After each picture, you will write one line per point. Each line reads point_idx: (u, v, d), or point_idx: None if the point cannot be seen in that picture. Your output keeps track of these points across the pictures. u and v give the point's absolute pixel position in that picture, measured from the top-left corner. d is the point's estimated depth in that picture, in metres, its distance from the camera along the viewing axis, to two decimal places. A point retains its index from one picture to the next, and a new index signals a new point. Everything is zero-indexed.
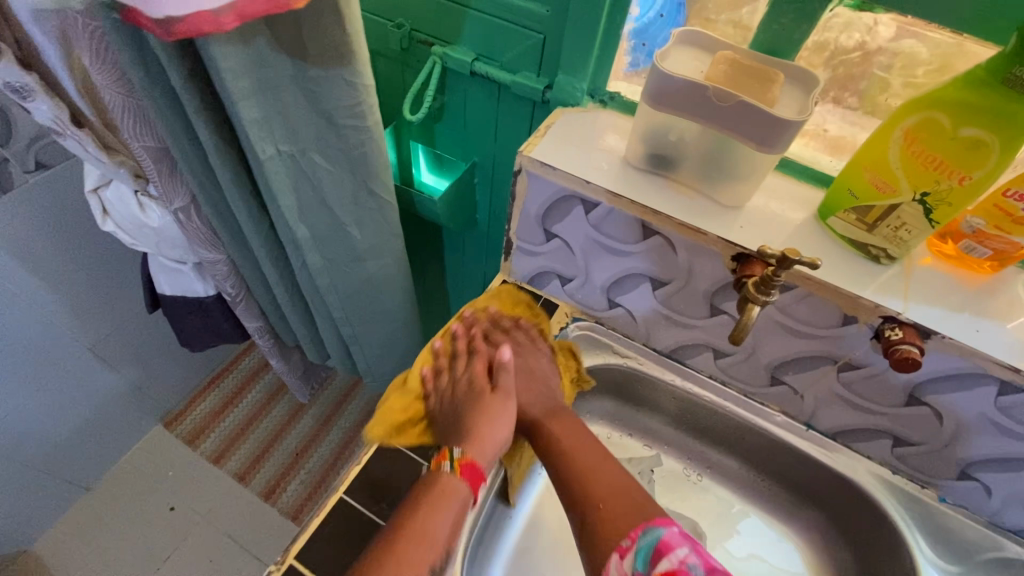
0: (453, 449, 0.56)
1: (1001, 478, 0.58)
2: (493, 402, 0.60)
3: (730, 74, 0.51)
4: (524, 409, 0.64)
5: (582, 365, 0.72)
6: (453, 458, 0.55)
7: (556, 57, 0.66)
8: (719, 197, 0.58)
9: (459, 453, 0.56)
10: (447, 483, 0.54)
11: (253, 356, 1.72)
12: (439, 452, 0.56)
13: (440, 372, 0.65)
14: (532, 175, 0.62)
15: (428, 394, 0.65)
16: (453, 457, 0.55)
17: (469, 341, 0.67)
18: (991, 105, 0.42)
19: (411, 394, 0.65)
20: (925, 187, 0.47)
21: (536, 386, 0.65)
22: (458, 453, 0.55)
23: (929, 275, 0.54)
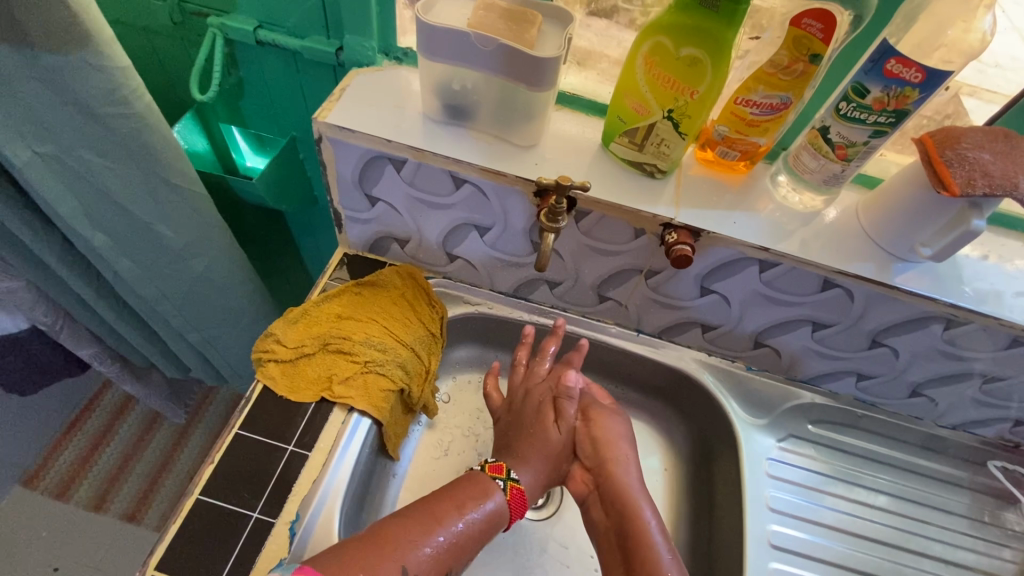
0: (511, 469, 0.62)
1: (782, 340, 0.71)
2: (353, 366, 0.66)
3: (490, 17, 0.53)
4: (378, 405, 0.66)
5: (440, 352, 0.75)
6: (508, 476, 0.61)
7: (338, 17, 0.64)
8: (516, 140, 0.62)
9: (513, 476, 0.62)
10: (494, 498, 0.59)
11: (117, 392, 1.46)
12: (499, 463, 0.62)
13: (315, 318, 0.69)
14: (333, 141, 0.61)
15: (295, 337, 0.67)
16: (508, 476, 0.61)
17: (349, 299, 0.72)
18: (698, 24, 0.48)
19: (282, 331, 0.68)
20: (669, 104, 0.53)
21: (398, 386, 0.68)
22: (514, 475, 0.61)
23: (696, 182, 0.63)
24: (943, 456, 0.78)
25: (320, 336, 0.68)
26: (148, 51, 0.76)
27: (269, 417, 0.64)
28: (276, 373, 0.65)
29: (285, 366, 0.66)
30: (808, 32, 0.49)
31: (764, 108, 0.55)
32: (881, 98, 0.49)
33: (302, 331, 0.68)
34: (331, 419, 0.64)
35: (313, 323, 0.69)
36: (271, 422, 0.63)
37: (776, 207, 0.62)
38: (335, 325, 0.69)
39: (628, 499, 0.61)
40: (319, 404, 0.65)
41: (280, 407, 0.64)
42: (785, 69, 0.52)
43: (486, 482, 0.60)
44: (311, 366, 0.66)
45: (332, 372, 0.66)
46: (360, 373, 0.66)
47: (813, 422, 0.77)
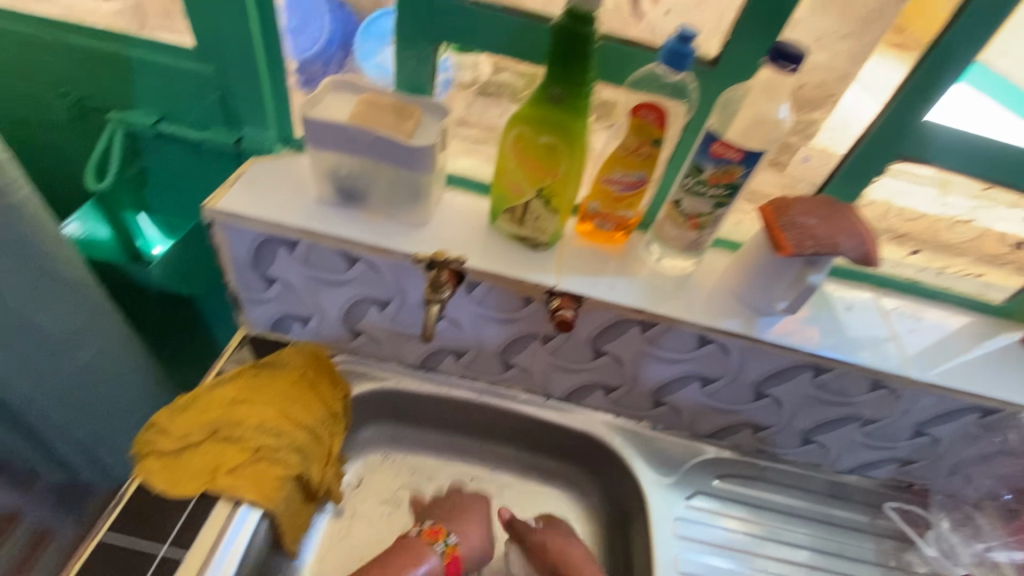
0: (448, 533, 0.68)
1: (677, 397, 0.74)
2: (244, 454, 0.63)
3: (368, 112, 0.58)
4: (272, 495, 0.62)
5: (346, 430, 0.73)
6: (447, 540, 0.67)
7: (236, 110, 0.68)
8: (406, 219, 0.65)
9: (450, 540, 0.67)
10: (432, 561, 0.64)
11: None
12: (437, 527, 0.68)
13: (207, 403, 0.66)
14: (224, 225, 0.63)
15: (184, 426, 0.64)
16: (446, 540, 0.67)
17: (245, 381, 0.70)
18: (549, 116, 0.55)
19: (170, 421, 0.65)
20: (538, 183, 0.59)
21: (293, 474, 0.65)
22: (451, 539, 0.67)
23: (578, 252, 0.68)
24: (849, 502, 0.80)
25: (209, 422, 0.64)
26: (49, 145, 0.76)
27: (143, 515, 0.59)
28: (157, 466, 0.62)
29: (169, 457, 0.63)
30: (646, 120, 0.56)
31: (625, 185, 0.61)
32: (715, 174, 0.56)
33: (189, 423, 0.64)
34: (214, 512, 0.60)
35: (203, 409, 0.66)
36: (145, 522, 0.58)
37: (651, 271, 0.68)
38: (226, 409, 0.66)
39: None
40: (202, 497, 0.61)
41: (156, 506, 0.60)
42: (634, 151, 0.59)
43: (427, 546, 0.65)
44: (196, 460, 0.62)
45: (219, 462, 0.62)
46: (251, 462, 0.63)
47: (721, 477, 0.79)
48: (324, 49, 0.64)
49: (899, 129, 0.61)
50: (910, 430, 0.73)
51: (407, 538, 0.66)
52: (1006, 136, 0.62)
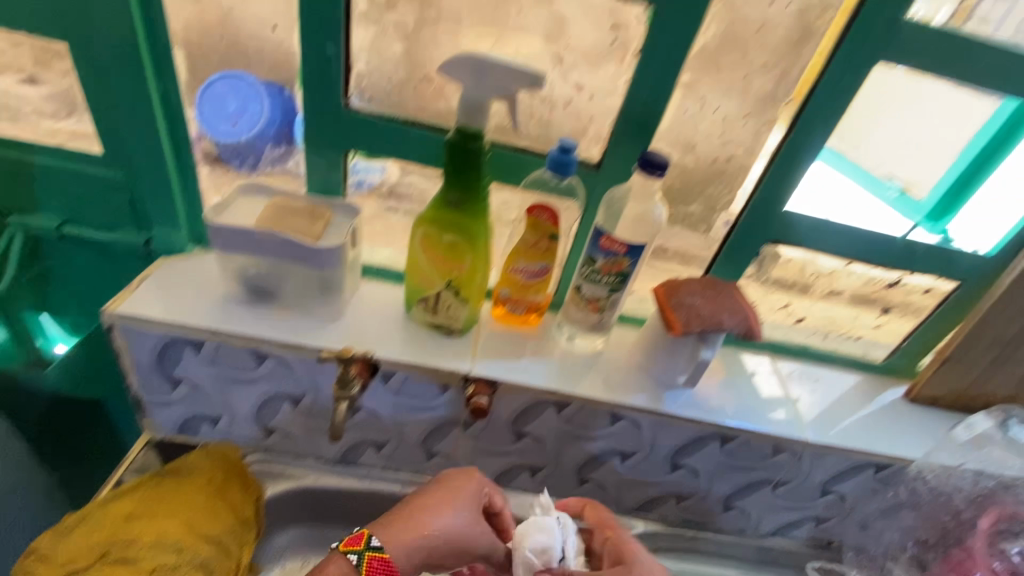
0: (370, 536, 0.56)
1: (600, 473, 0.75)
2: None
3: (276, 215, 0.60)
4: None
5: (259, 537, 0.69)
6: (365, 547, 0.55)
7: (145, 212, 0.68)
8: (318, 314, 0.66)
9: (372, 544, 0.55)
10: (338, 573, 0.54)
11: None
12: (358, 533, 0.56)
13: (98, 522, 0.61)
14: (124, 329, 0.61)
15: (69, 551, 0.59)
16: (366, 546, 0.55)
17: (144, 492, 0.65)
18: (451, 218, 0.58)
19: (52, 547, 0.59)
20: (446, 276, 0.62)
21: None
22: (373, 543, 0.55)
23: (493, 336, 0.70)
24: (777, 566, 0.83)
25: (99, 544, 0.59)
26: None
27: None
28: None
29: None
30: (541, 219, 0.61)
31: (530, 273, 0.66)
32: (606, 263, 0.61)
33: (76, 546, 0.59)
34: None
35: (92, 529, 0.61)
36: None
37: (563, 351, 0.71)
38: (120, 528, 0.61)
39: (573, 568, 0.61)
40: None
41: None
42: (534, 244, 0.63)
43: (343, 556, 0.55)
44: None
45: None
46: None
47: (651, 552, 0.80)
48: (269, 120, 0.62)
49: (765, 216, 0.68)
50: (818, 489, 0.77)
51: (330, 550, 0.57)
52: (855, 219, 0.70)
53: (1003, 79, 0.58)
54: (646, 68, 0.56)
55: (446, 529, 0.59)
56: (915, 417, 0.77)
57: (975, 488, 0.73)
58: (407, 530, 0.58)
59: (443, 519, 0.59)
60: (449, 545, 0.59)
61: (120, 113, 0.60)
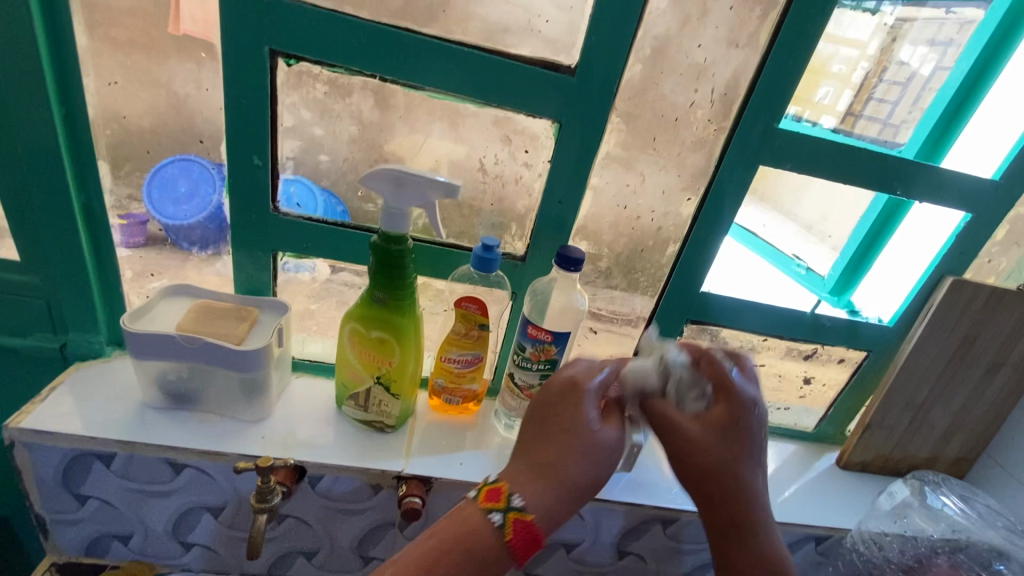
0: (512, 495, 0.49)
1: (547, 566, 0.72)
2: None
3: (199, 318, 0.59)
4: None
5: None
6: (507, 507, 0.49)
7: (62, 317, 0.66)
8: (243, 415, 0.63)
9: (514, 504, 0.49)
10: (488, 536, 0.48)
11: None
12: (497, 488, 0.50)
13: None
14: (25, 445, 0.57)
15: None
16: (508, 505, 0.49)
17: None
18: (378, 315, 0.59)
19: None
20: (375, 372, 0.62)
21: None
22: (516, 503, 0.49)
23: (428, 429, 0.69)
24: None
25: None
26: None
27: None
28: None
29: None
30: (469, 310, 0.63)
31: (462, 363, 0.66)
32: (535, 351, 0.63)
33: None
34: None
35: None
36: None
37: (501, 439, 0.70)
38: None
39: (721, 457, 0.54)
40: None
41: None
42: (464, 336, 0.64)
43: (488, 515, 0.49)
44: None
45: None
46: None
47: None
48: (212, 215, 0.63)
49: (683, 298, 0.72)
50: None
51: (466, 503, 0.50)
52: (767, 298, 0.76)
53: (869, 175, 0.66)
54: (559, 173, 0.61)
55: (597, 452, 0.51)
56: (846, 484, 0.80)
57: (903, 559, 0.71)
58: (546, 481, 0.50)
59: (589, 448, 0.51)
60: (596, 480, 0.52)
61: (40, 221, 0.60)
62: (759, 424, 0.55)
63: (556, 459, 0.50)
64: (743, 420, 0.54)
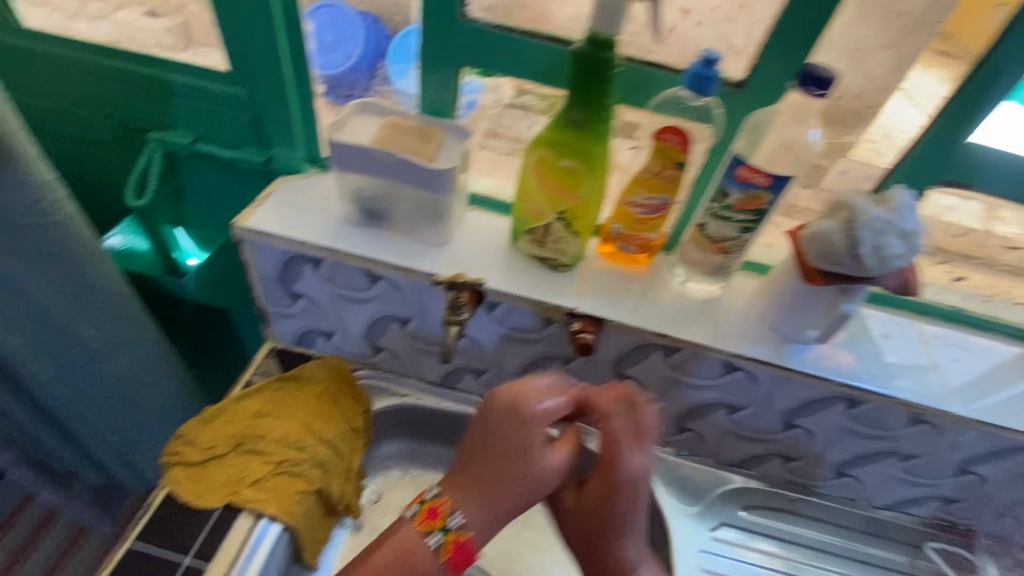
0: (450, 516, 0.57)
1: (702, 424, 0.72)
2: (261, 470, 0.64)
3: (391, 134, 0.59)
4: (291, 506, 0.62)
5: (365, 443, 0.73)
6: (445, 525, 0.57)
7: (266, 131, 0.70)
8: (427, 238, 0.65)
9: (451, 525, 0.57)
10: (423, 559, 0.56)
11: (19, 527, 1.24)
12: (437, 507, 0.57)
13: (233, 413, 0.68)
14: (252, 242, 0.64)
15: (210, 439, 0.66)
16: (446, 526, 0.57)
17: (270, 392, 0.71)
18: (571, 141, 0.54)
19: (201, 431, 0.67)
20: (558, 206, 0.58)
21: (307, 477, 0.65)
22: (453, 524, 0.57)
23: (600, 274, 0.67)
24: (882, 539, 0.77)
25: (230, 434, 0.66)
26: (91, 159, 0.81)
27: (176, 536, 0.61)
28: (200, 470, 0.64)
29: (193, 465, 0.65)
30: (668, 144, 0.55)
31: (647, 208, 0.60)
32: (742, 199, 0.55)
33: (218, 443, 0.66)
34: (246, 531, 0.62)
35: (227, 422, 0.67)
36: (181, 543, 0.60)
37: (675, 294, 0.66)
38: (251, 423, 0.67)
39: (613, 541, 0.58)
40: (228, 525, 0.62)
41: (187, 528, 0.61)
42: (656, 174, 0.58)
43: (549, 447, 0.57)
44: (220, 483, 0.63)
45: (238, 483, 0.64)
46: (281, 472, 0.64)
47: (748, 509, 0.75)
48: (355, 66, 0.63)
49: (942, 150, 0.57)
50: (953, 467, 0.68)
51: (405, 518, 0.58)
52: None
53: None
54: None
55: (535, 486, 0.56)
56: None
57: None
58: (480, 502, 0.56)
59: (531, 483, 0.56)
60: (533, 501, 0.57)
61: (245, 27, 0.60)
62: (639, 496, 0.57)
63: (507, 493, 0.56)
64: (617, 494, 0.57)
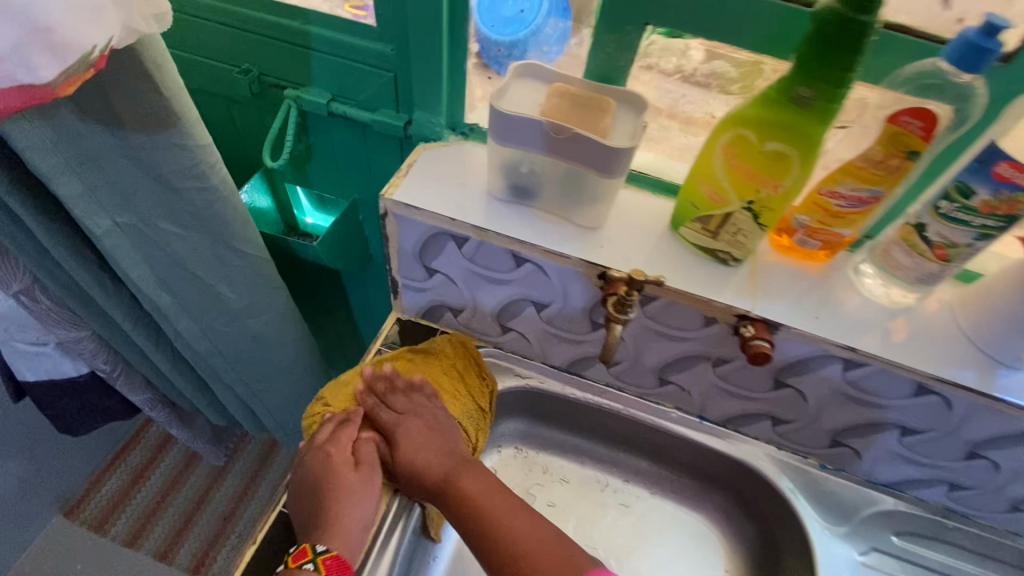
0: (317, 544, 0.54)
1: (862, 441, 0.65)
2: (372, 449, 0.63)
3: (562, 105, 0.52)
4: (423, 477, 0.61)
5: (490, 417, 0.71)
6: (317, 553, 0.53)
7: (409, 94, 0.65)
8: (582, 220, 0.60)
9: (319, 550, 0.54)
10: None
11: (145, 448, 1.38)
12: (301, 548, 0.54)
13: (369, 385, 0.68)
14: (397, 216, 0.61)
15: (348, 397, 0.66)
16: (314, 555, 0.53)
17: (406, 358, 0.70)
18: (786, 121, 0.45)
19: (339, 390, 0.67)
20: (749, 196, 0.51)
21: (432, 440, 0.63)
22: (322, 547, 0.54)
23: (772, 270, 0.59)
24: None
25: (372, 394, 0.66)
26: (224, 114, 0.79)
27: (306, 494, 0.60)
28: (330, 427, 0.63)
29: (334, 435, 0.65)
30: (906, 128, 0.46)
31: (851, 201, 0.52)
32: (989, 202, 0.46)
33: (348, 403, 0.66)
34: (369, 496, 0.60)
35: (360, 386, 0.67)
36: (316, 505, 0.58)
37: (861, 300, 0.58)
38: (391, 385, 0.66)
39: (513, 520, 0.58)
40: (354, 487, 0.59)
41: (317, 483, 0.59)
42: (878, 163, 0.49)
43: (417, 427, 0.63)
44: (346, 438, 0.62)
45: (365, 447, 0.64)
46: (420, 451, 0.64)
47: (899, 534, 0.69)
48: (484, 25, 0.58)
49: None
50: None
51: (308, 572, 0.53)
52: None
53: None
54: None
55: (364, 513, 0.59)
56: None
57: None
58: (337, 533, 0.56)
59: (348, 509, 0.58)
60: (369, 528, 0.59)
61: None
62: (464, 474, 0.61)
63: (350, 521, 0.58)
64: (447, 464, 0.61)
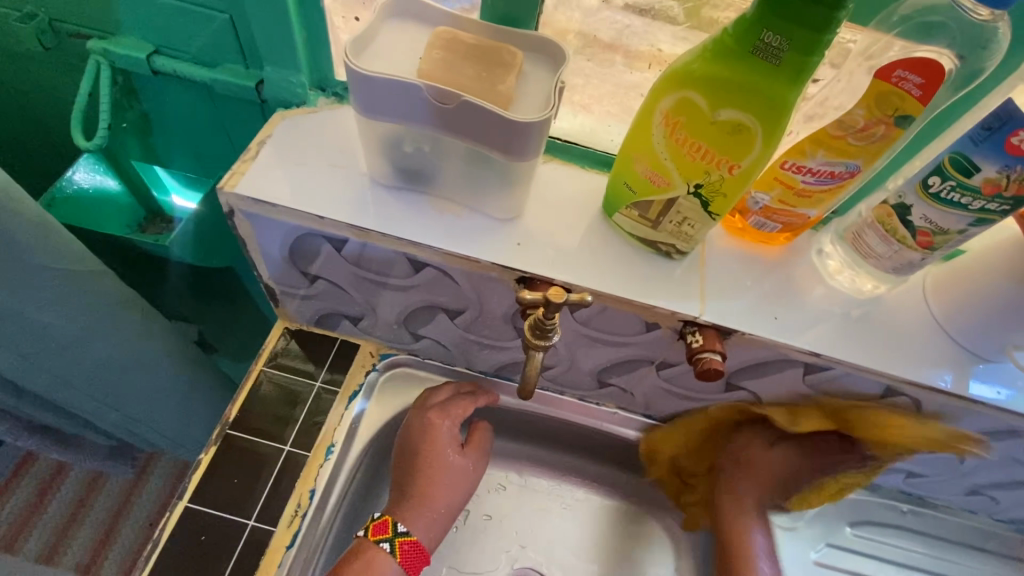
0: (397, 521, 0.52)
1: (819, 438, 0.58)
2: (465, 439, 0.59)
3: (446, 61, 0.38)
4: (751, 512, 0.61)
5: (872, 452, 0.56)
6: (396, 533, 0.51)
7: (254, 44, 0.49)
8: (490, 210, 0.47)
9: (400, 531, 0.51)
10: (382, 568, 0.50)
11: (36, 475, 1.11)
12: (384, 520, 0.51)
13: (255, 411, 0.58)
14: (249, 215, 0.46)
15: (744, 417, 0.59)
16: (394, 534, 0.51)
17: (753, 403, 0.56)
18: (744, 81, 0.34)
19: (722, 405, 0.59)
20: (697, 177, 0.39)
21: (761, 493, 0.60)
22: (402, 529, 0.51)
23: (724, 259, 0.49)
24: (992, 556, 0.66)
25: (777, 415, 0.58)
26: (21, 73, 0.59)
27: (401, 457, 0.56)
28: (445, 391, 0.61)
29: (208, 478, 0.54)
30: (899, 87, 0.36)
31: (822, 177, 0.41)
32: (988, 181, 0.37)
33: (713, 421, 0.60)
34: (459, 477, 0.56)
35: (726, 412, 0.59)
36: (407, 472, 0.55)
37: (826, 291, 0.48)
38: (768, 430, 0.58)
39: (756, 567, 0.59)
40: (454, 468, 0.56)
41: (414, 447, 0.56)
42: (858, 131, 0.38)
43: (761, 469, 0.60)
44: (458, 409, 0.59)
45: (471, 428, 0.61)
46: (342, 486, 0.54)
47: (853, 525, 0.66)
48: None
49: None
50: None
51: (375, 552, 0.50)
52: None
53: None
54: None
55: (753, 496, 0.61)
56: None
57: None
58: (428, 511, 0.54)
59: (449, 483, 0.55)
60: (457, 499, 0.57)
61: None
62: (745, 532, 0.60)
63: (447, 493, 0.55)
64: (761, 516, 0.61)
